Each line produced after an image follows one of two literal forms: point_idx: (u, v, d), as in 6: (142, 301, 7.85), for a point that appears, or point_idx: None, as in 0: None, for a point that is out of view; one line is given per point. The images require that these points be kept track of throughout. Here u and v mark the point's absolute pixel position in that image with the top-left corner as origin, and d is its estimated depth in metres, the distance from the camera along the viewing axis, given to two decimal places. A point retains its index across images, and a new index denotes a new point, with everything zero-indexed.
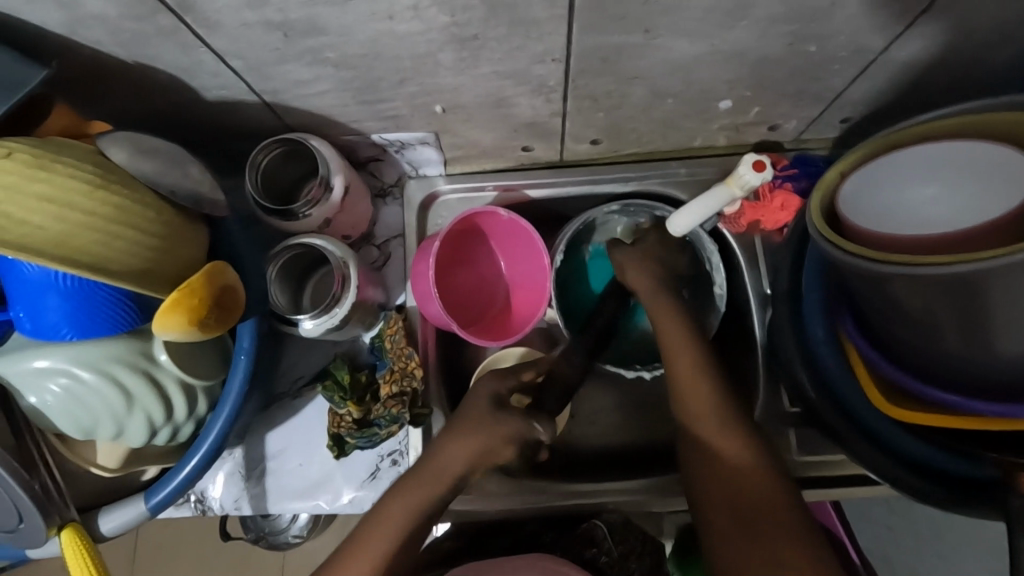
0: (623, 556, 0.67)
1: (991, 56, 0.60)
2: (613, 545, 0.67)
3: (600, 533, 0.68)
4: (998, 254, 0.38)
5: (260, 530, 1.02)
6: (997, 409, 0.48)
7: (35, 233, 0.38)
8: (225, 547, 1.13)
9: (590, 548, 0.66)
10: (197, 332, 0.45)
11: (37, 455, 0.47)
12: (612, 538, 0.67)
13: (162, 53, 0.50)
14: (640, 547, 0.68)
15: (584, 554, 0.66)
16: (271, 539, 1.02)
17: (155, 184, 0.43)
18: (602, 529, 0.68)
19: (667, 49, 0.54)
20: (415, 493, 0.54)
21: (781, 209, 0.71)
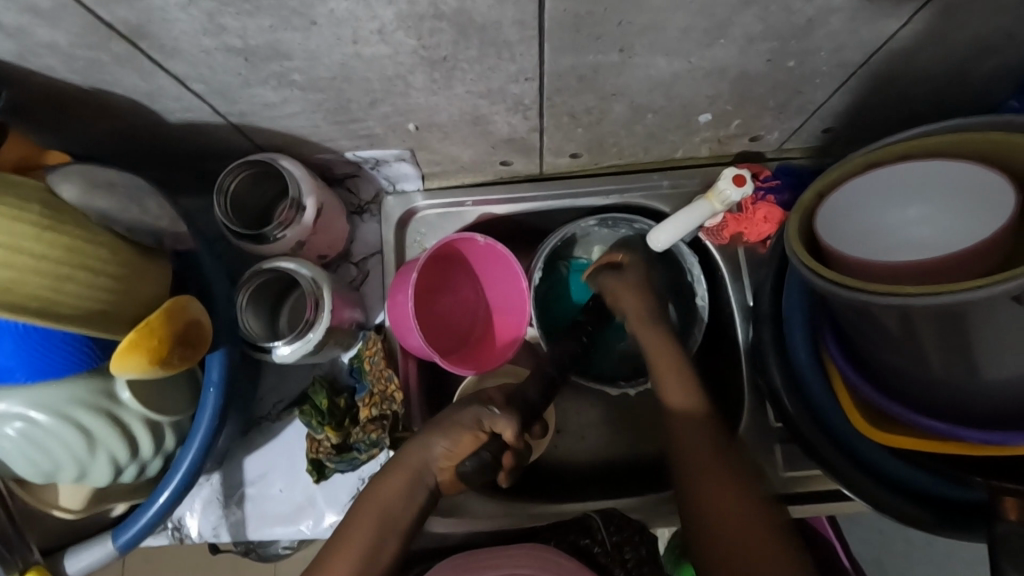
0: (618, 545, 0.65)
1: (974, 68, 0.59)
2: (607, 535, 0.65)
3: (595, 524, 0.67)
4: (976, 286, 0.37)
5: (251, 543, 1.01)
6: (980, 437, 0.47)
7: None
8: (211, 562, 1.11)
9: (584, 537, 0.65)
10: (161, 371, 0.43)
11: None
12: (607, 529, 0.66)
13: (121, 79, 0.48)
14: (636, 536, 0.66)
15: (579, 543, 0.64)
16: (261, 551, 1.01)
17: (111, 222, 0.42)
18: (596, 520, 0.67)
19: (645, 67, 0.53)
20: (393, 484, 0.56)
21: (764, 222, 0.70)
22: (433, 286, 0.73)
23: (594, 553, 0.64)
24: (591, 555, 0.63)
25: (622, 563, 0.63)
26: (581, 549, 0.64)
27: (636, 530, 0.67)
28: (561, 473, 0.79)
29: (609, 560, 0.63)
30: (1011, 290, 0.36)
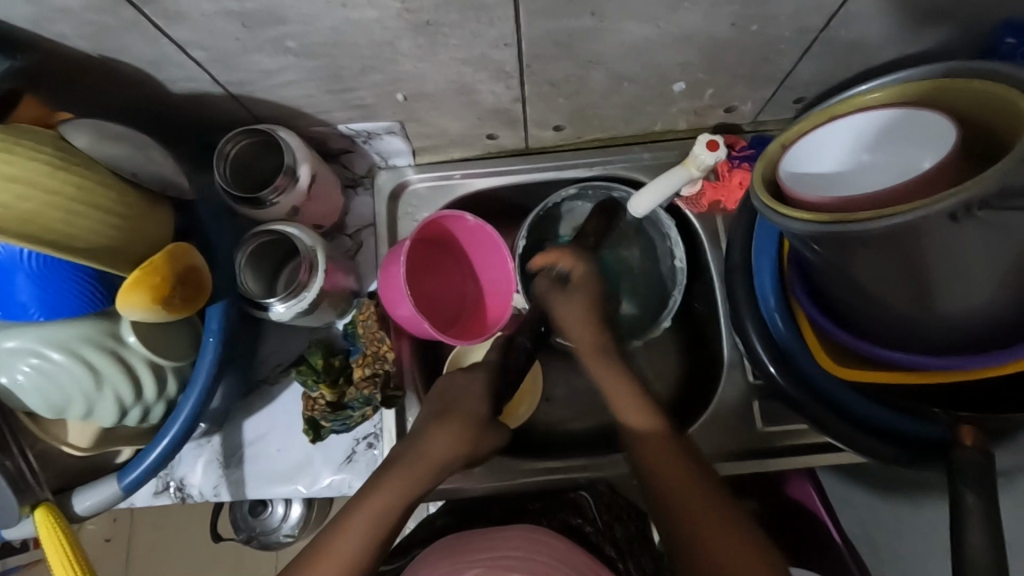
0: (608, 523, 0.68)
1: (931, 34, 0.62)
2: (597, 514, 0.68)
3: (586, 503, 0.69)
4: (919, 205, 0.39)
5: (251, 531, 1.00)
6: (938, 363, 0.50)
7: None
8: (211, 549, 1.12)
9: (575, 516, 0.67)
10: (163, 311, 0.47)
11: (9, 435, 0.48)
12: (598, 508, 0.69)
13: (127, 46, 0.51)
14: (623, 514, 0.70)
15: (570, 522, 0.66)
16: (263, 538, 1.00)
17: (118, 166, 0.45)
18: (587, 499, 0.70)
19: (617, 31, 0.56)
20: (401, 482, 0.54)
21: (739, 187, 0.74)
22: (426, 264, 0.75)
23: (587, 533, 0.65)
24: (583, 534, 0.65)
25: (612, 539, 0.66)
26: (573, 528, 0.66)
27: (623, 508, 0.71)
28: (549, 439, 0.82)
29: (599, 537, 0.65)
30: (949, 208, 0.38)
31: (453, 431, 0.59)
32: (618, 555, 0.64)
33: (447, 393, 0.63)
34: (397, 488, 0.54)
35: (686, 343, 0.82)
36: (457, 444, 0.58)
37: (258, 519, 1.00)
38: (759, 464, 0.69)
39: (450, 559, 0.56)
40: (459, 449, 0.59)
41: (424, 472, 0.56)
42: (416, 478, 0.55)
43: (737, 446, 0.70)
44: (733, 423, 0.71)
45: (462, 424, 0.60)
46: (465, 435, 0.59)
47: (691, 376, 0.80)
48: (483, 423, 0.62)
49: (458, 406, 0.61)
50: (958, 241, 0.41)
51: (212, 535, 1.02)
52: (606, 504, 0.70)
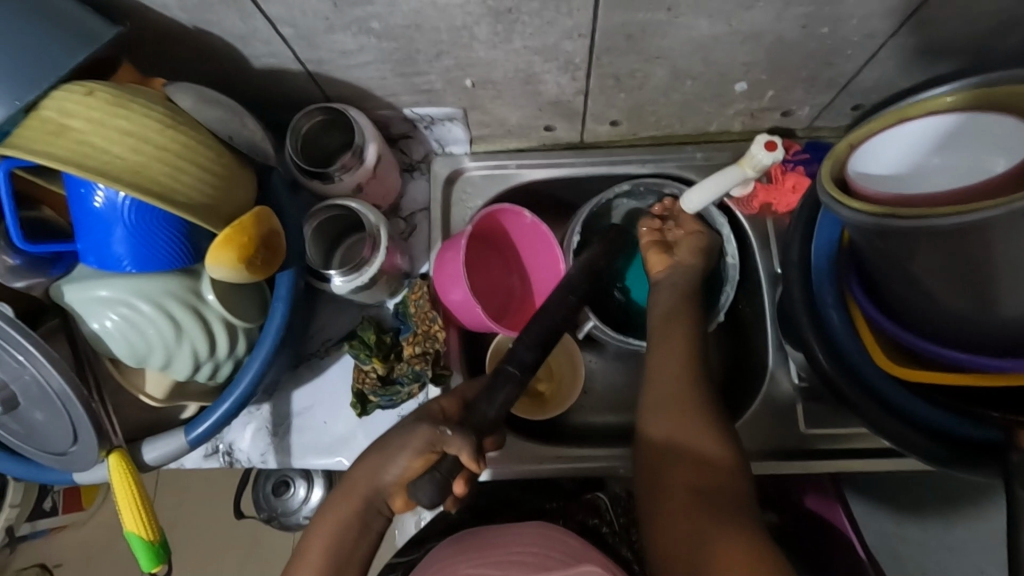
0: (625, 526, 0.70)
1: (998, 46, 0.63)
2: (615, 516, 0.70)
3: (603, 506, 0.71)
4: (997, 204, 0.39)
5: (272, 511, 0.99)
6: (1002, 365, 0.50)
7: (114, 161, 0.43)
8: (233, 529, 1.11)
9: (592, 517, 0.69)
10: (245, 271, 0.49)
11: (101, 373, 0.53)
12: (614, 511, 0.71)
13: (221, 19, 0.54)
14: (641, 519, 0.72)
15: (587, 522, 0.69)
16: (283, 520, 0.99)
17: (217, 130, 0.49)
18: (604, 501, 0.71)
19: (689, 28, 0.57)
20: (342, 511, 0.56)
21: (792, 191, 0.74)
22: (478, 256, 0.77)
23: (603, 533, 0.68)
24: (600, 535, 0.68)
25: (629, 543, 0.69)
26: (590, 527, 0.68)
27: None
28: (585, 431, 0.83)
29: (615, 539, 0.68)
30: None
31: (384, 453, 0.56)
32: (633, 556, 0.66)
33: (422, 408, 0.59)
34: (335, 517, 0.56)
35: (727, 344, 0.82)
36: (386, 458, 0.55)
37: (279, 499, 0.99)
38: (800, 465, 0.69)
39: (465, 554, 0.58)
40: (379, 472, 0.55)
41: (351, 497, 0.56)
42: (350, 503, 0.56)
43: (778, 444, 0.71)
44: (774, 423, 0.71)
45: (394, 445, 0.55)
46: (380, 448, 0.57)
47: (732, 376, 0.80)
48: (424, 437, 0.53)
49: (402, 426, 0.57)
50: None
51: (236, 511, 1.02)
52: (622, 506, 0.72)
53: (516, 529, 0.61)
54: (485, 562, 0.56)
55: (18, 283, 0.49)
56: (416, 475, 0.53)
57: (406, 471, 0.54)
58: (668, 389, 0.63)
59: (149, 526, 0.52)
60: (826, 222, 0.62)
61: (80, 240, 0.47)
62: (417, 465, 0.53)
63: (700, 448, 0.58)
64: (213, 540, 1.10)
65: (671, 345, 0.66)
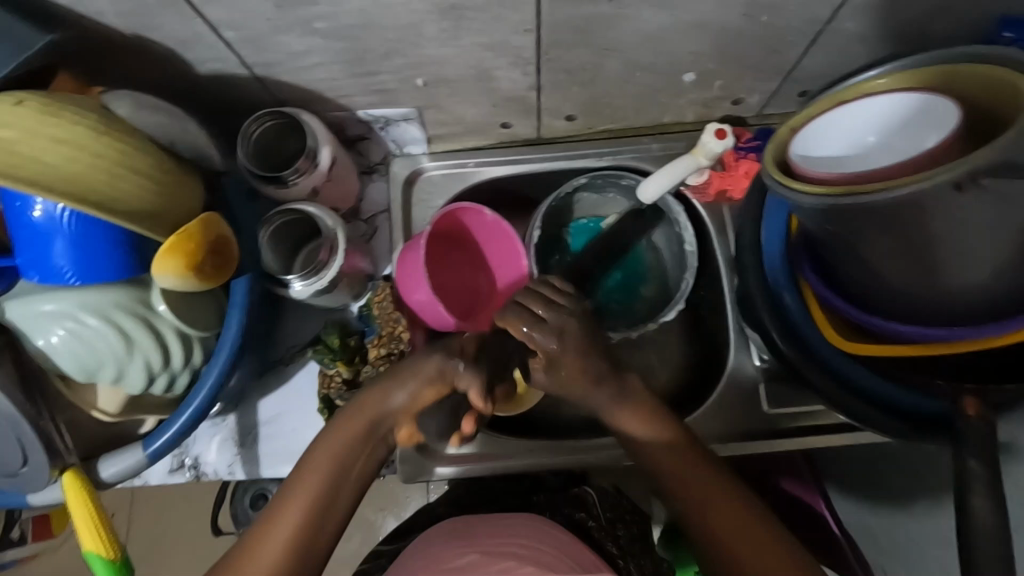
0: (611, 521, 0.69)
1: (931, 29, 0.65)
2: (601, 512, 0.70)
3: (591, 500, 0.71)
4: (926, 177, 0.41)
5: (248, 524, 0.98)
6: (945, 334, 0.52)
7: (49, 171, 0.42)
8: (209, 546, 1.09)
9: (579, 512, 0.69)
10: (195, 279, 0.48)
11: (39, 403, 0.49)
12: (602, 506, 0.71)
13: (160, 24, 0.53)
14: (628, 515, 0.72)
15: (575, 517, 0.68)
16: None
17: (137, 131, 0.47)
18: (592, 496, 0.72)
19: (633, 19, 0.58)
20: (332, 450, 0.55)
21: (745, 177, 0.76)
22: (441, 255, 0.77)
23: (591, 526, 0.67)
24: (587, 529, 0.67)
25: (615, 538, 0.67)
26: (577, 522, 0.67)
27: (626, 510, 0.73)
28: (557, 425, 0.83)
29: (602, 533, 0.67)
30: (953, 179, 0.40)
31: (386, 386, 0.56)
32: (620, 552, 0.65)
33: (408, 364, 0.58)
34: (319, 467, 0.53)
35: (692, 331, 0.83)
36: (390, 388, 0.56)
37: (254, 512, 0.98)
38: (766, 445, 0.71)
39: (456, 542, 0.59)
40: (384, 402, 0.56)
41: (347, 429, 0.55)
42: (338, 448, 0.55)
43: (744, 426, 0.72)
44: (739, 404, 0.73)
45: (400, 376, 0.57)
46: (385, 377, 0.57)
47: (698, 362, 0.81)
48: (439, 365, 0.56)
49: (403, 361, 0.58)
50: (963, 211, 0.43)
51: (211, 527, 1.00)
52: (609, 504, 0.72)
53: (505, 519, 0.62)
54: (473, 551, 0.57)
55: None
56: (428, 404, 0.56)
57: (417, 399, 0.56)
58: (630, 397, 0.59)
59: (109, 543, 0.51)
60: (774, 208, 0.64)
61: (20, 253, 0.46)
62: (427, 394, 0.56)
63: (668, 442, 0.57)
64: (189, 558, 1.08)
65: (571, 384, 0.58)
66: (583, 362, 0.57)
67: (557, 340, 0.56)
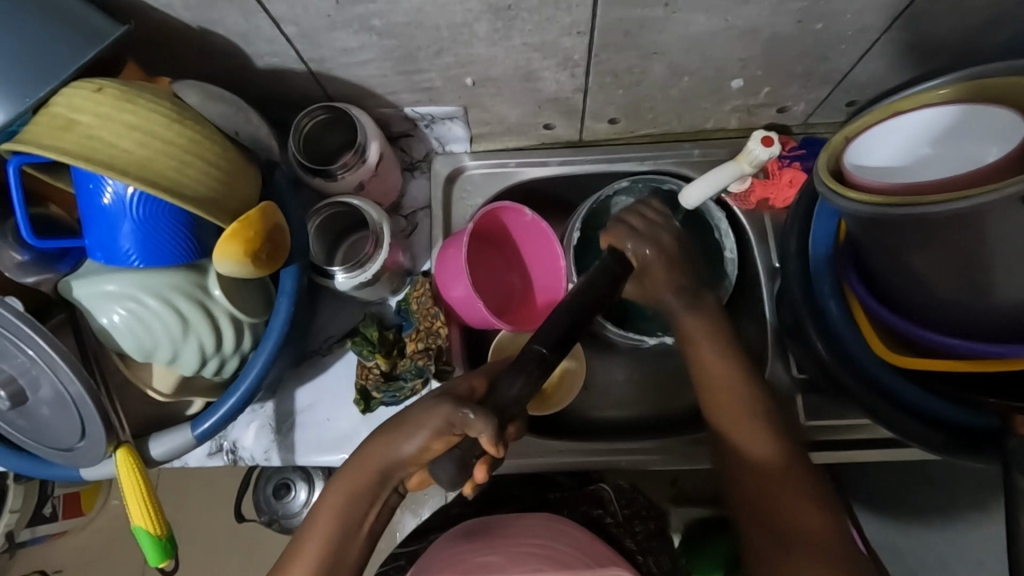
0: (628, 517, 0.69)
1: (988, 41, 0.64)
2: (618, 509, 0.70)
3: (607, 497, 0.71)
4: (989, 190, 0.40)
5: (274, 514, 0.99)
6: (995, 350, 0.51)
7: (123, 154, 0.44)
8: (235, 533, 1.11)
9: (597, 508, 0.69)
10: (251, 265, 0.50)
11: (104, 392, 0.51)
12: (619, 503, 0.71)
13: (224, 18, 0.54)
14: (645, 511, 0.72)
15: (591, 513, 0.68)
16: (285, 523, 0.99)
17: (204, 117, 0.49)
18: (608, 493, 0.71)
19: (685, 24, 0.58)
20: (347, 487, 0.53)
21: (789, 186, 0.75)
22: (479, 254, 0.78)
23: (606, 523, 0.67)
24: (604, 525, 0.67)
25: (632, 534, 0.67)
26: (594, 519, 0.67)
27: (643, 506, 0.72)
28: (586, 426, 0.83)
29: (619, 530, 0.67)
30: (1017, 193, 0.39)
31: (401, 430, 0.51)
32: (637, 547, 0.65)
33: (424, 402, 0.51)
34: (331, 510, 0.53)
35: None
36: (403, 432, 0.51)
37: (281, 502, 0.99)
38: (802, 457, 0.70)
39: (478, 544, 0.58)
40: (396, 446, 0.51)
41: (361, 475, 0.53)
42: (351, 493, 0.53)
43: None
44: None
45: (415, 421, 0.50)
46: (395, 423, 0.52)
47: None
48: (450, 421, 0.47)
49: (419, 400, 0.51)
50: (1023, 225, 0.42)
51: (238, 514, 1.01)
52: (625, 500, 0.72)
53: (518, 523, 0.61)
54: (497, 551, 0.56)
55: (29, 278, 0.51)
56: (439, 455, 0.49)
57: (428, 450, 0.50)
58: (722, 395, 0.58)
59: (157, 522, 0.53)
60: (823, 214, 0.63)
61: (88, 235, 0.48)
62: (435, 447, 0.49)
63: (768, 462, 0.54)
64: (215, 543, 1.10)
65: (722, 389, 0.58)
66: (670, 275, 0.60)
67: (650, 247, 0.59)
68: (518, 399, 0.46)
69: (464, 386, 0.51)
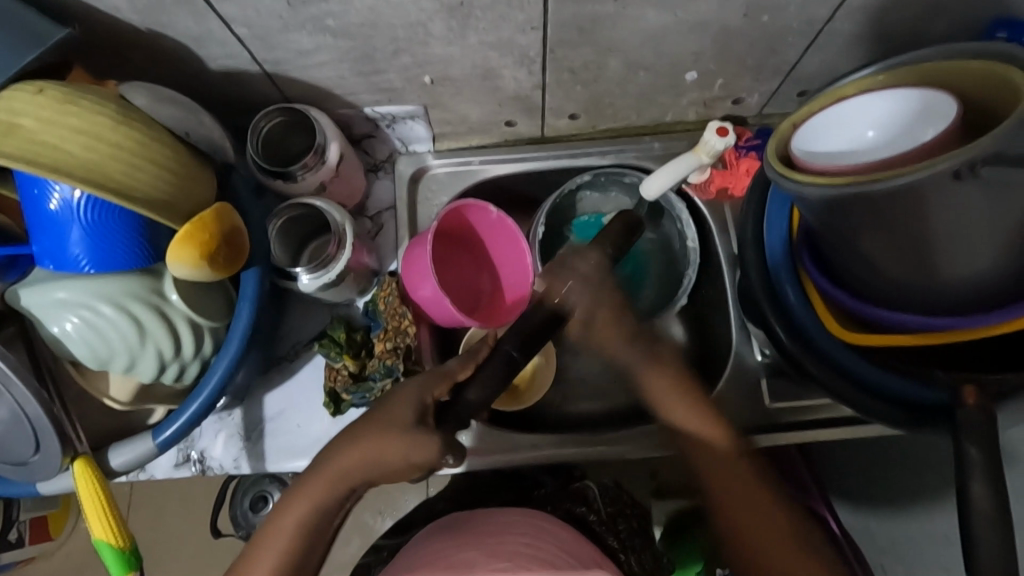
0: (611, 516, 0.70)
1: (927, 30, 0.67)
2: (602, 507, 0.70)
3: (592, 495, 0.71)
4: (923, 167, 0.42)
5: (249, 527, 0.98)
6: (944, 323, 0.53)
7: (67, 158, 0.43)
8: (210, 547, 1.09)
9: (580, 505, 0.69)
10: (208, 269, 0.49)
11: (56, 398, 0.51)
12: (603, 500, 0.71)
13: (174, 21, 0.54)
14: (627, 509, 0.72)
15: (575, 510, 0.69)
16: None
17: (154, 120, 0.48)
18: (593, 491, 0.71)
19: (637, 18, 0.59)
20: (316, 490, 0.56)
21: (746, 174, 0.77)
22: (444, 252, 0.78)
23: (589, 520, 0.68)
24: (587, 522, 0.68)
25: (616, 532, 0.68)
26: (576, 516, 0.68)
27: (627, 503, 0.73)
28: (560, 419, 0.84)
29: (603, 527, 0.68)
30: (949, 169, 0.41)
31: (376, 441, 0.55)
32: (620, 545, 0.67)
33: (395, 419, 0.55)
34: (301, 509, 0.56)
35: (693, 327, 0.84)
36: (380, 447, 0.55)
37: (255, 514, 0.98)
38: (767, 439, 0.72)
39: (456, 541, 0.58)
40: (372, 461, 0.55)
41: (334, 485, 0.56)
42: (319, 497, 0.56)
43: (747, 421, 0.73)
44: (740, 401, 0.74)
45: (393, 437, 0.55)
46: (365, 430, 0.56)
47: (699, 359, 0.83)
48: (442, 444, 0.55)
49: (396, 412, 0.56)
50: (959, 199, 0.44)
51: (211, 528, 1.00)
52: (610, 498, 0.72)
53: (506, 520, 0.61)
54: (477, 547, 0.56)
55: None
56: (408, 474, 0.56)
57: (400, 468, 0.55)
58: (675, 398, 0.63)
59: (119, 534, 0.52)
60: (777, 200, 0.65)
61: (36, 242, 0.46)
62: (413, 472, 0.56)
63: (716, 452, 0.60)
64: (190, 558, 1.08)
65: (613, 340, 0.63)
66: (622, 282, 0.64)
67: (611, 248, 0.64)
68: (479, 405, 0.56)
69: (430, 400, 0.56)
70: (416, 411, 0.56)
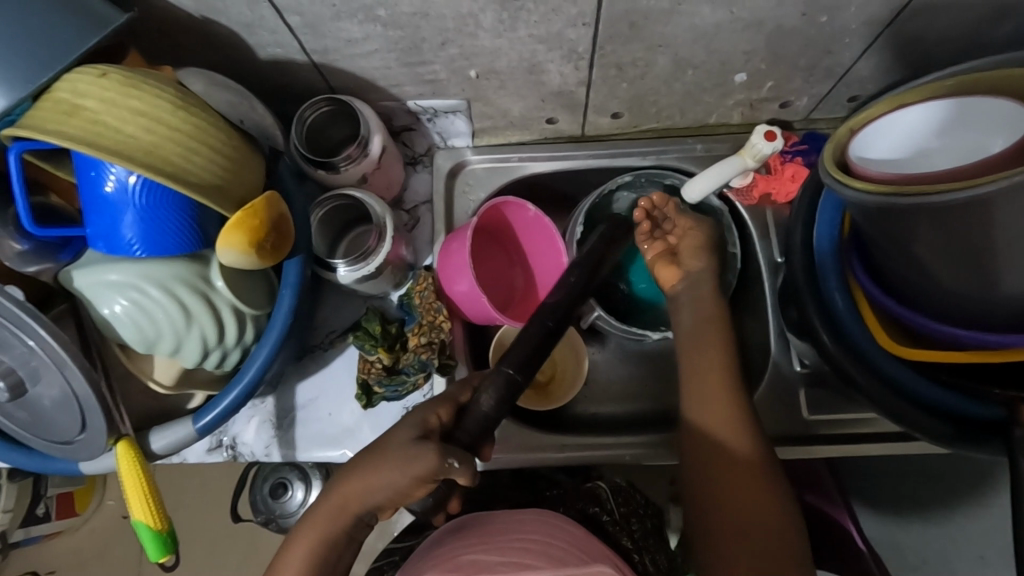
0: (624, 515, 0.69)
1: (991, 33, 0.64)
2: (615, 507, 0.69)
3: (603, 495, 0.70)
4: (996, 178, 0.40)
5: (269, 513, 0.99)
6: (999, 340, 0.51)
7: (127, 140, 0.44)
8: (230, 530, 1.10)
9: (593, 506, 0.68)
10: (255, 255, 0.49)
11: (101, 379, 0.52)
12: (615, 501, 0.70)
13: (228, 8, 0.54)
14: (644, 510, 0.73)
15: (587, 511, 0.67)
16: (281, 520, 0.98)
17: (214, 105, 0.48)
18: (604, 491, 0.71)
19: (692, 15, 0.58)
20: (321, 524, 0.54)
21: (791, 181, 0.76)
22: (481, 249, 0.77)
23: (604, 521, 0.67)
24: (600, 523, 0.66)
25: (629, 532, 0.67)
26: (590, 516, 0.67)
27: (639, 505, 0.73)
28: (588, 421, 0.83)
29: (616, 528, 0.66)
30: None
31: (383, 466, 0.53)
32: (634, 546, 0.65)
33: (397, 442, 0.53)
34: (310, 540, 0.53)
35: None
36: (381, 468, 0.53)
37: (275, 501, 0.98)
38: (804, 450, 0.70)
39: (469, 540, 0.57)
40: (371, 486, 0.53)
41: (335, 515, 0.54)
42: (323, 529, 0.54)
43: (783, 430, 0.71)
44: (777, 409, 0.72)
45: (396, 461, 0.52)
46: (366, 466, 0.54)
47: None
48: (427, 468, 0.51)
49: (395, 437, 0.54)
50: None
51: (233, 513, 1.00)
52: (622, 498, 0.72)
53: (519, 515, 0.60)
54: (489, 548, 0.55)
55: (29, 268, 0.50)
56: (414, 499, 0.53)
57: (404, 491, 0.52)
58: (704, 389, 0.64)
59: (158, 516, 0.52)
60: (828, 205, 0.64)
61: (90, 225, 0.47)
62: (417, 492, 0.52)
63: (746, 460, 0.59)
64: (212, 539, 1.09)
65: (699, 346, 0.67)
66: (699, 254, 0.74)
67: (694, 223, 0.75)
68: (488, 415, 0.55)
69: (434, 422, 0.56)
70: (419, 430, 0.54)
